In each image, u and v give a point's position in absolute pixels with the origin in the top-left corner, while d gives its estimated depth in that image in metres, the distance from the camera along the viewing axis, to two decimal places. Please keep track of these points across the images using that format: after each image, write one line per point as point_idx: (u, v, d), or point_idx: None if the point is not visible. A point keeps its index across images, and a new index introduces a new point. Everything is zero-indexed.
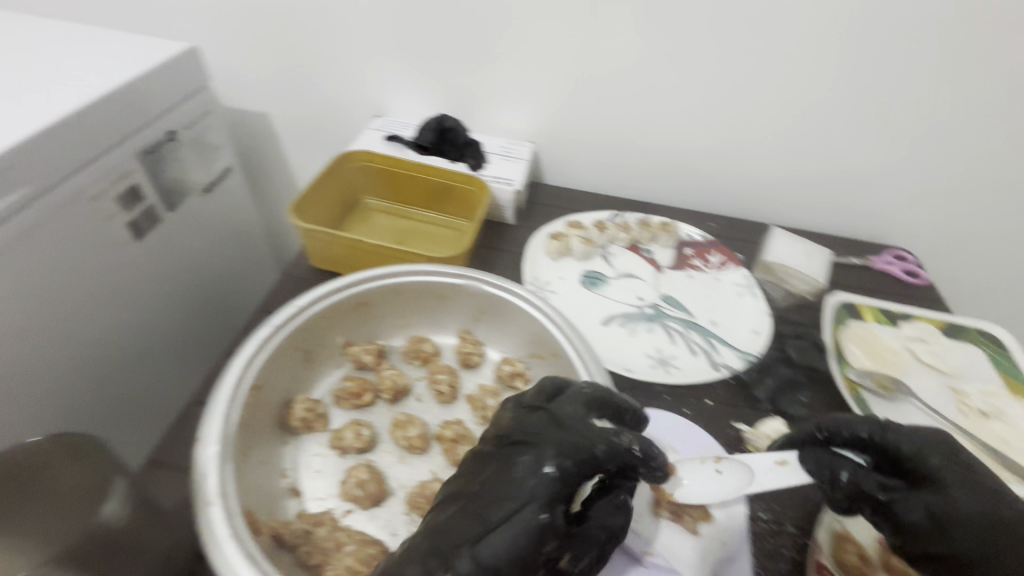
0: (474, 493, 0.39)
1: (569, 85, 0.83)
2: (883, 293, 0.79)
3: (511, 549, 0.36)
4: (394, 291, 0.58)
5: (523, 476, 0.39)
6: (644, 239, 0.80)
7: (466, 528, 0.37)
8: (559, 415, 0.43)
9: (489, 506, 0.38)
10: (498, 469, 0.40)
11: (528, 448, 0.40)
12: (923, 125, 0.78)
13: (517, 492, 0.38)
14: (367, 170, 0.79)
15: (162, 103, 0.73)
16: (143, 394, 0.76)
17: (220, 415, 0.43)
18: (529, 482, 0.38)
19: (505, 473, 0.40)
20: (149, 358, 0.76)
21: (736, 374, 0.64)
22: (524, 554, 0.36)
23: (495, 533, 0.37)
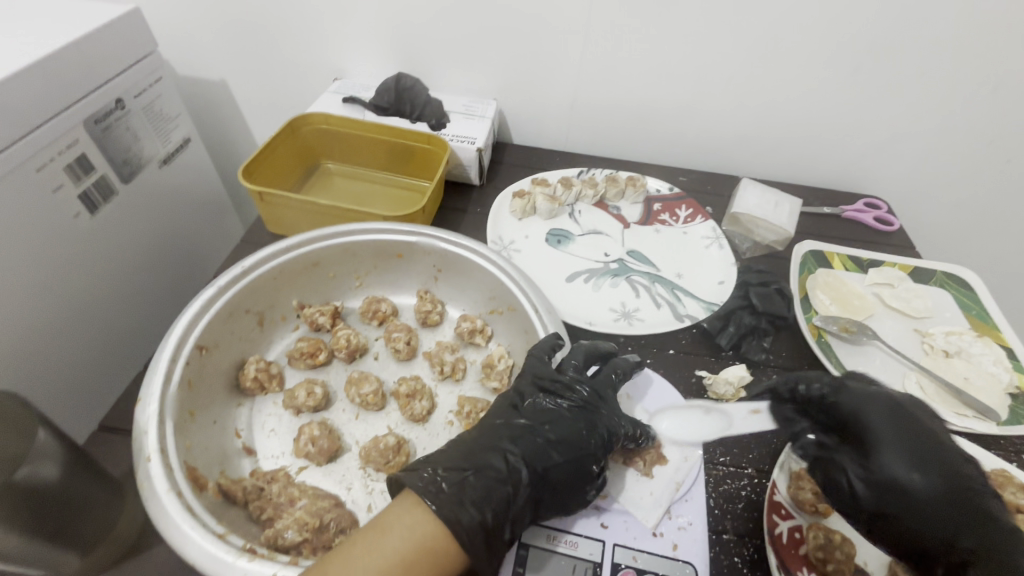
0: (543, 431, 0.44)
1: (529, 39, 0.79)
2: (853, 241, 0.78)
3: (569, 475, 0.43)
4: (346, 251, 0.57)
5: (589, 428, 0.45)
6: (611, 194, 0.79)
7: (536, 452, 0.43)
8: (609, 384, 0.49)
9: (557, 443, 0.44)
10: (567, 414, 0.46)
11: (601, 405, 0.47)
12: (895, 70, 0.75)
13: (581, 441, 0.44)
14: (324, 133, 0.77)
15: (107, 70, 0.70)
16: (106, 367, 0.76)
17: (161, 376, 0.42)
18: (592, 433, 0.45)
19: (583, 421, 0.46)
20: (109, 332, 0.76)
21: (699, 324, 0.64)
22: (574, 483, 0.43)
23: (563, 461, 0.43)
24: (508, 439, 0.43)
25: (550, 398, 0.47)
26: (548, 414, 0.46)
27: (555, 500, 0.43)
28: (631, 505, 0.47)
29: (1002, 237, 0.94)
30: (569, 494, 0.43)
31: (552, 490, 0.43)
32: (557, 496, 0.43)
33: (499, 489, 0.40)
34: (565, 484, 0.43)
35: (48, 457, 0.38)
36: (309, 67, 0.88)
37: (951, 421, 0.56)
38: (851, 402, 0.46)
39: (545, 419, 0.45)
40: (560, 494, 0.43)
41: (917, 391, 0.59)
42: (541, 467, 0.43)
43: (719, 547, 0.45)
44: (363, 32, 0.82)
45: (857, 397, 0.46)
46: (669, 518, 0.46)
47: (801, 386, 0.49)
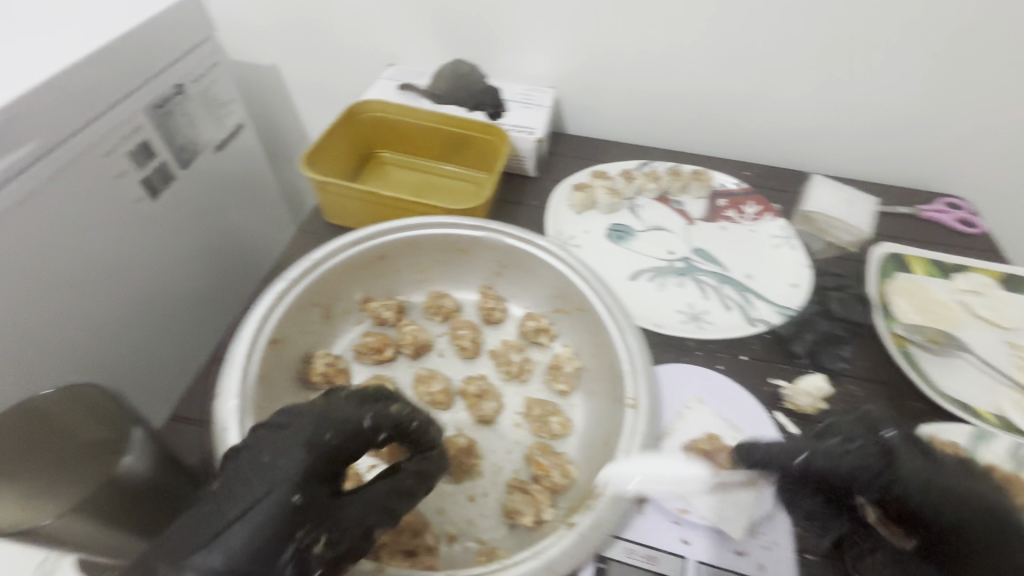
0: (241, 484, 0.33)
1: (593, 22, 0.76)
2: (933, 243, 0.73)
3: (252, 539, 0.31)
4: (412, 245, 0.56)
5: (272, 455, 0.35)
6: (674, 188, 0.76)
7: (248, 507, 0.32)
8: (339, 404, 0.39)
9: (251, 483, 0.33)
10: (258, 446, 0.35)
11: (303, 412, 0.37)
12: (990, 58, 0.69)
13: (268, 474, 0.34)
14: (381, 121, 0.75)
15: (167, 55, 0.70)
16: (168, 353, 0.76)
17: (239, 370, 0.42)
18: (279, 459, 0.34)
19: (264, 451, 0.35)
20: (170, 320, 0.76)
21: (772, 329, 0.61)
22: (260, 551, 0.31)
23: (239, 517, 0.32)
24: (252, 475, 0.34)
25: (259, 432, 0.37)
26: (255, 454, 0.35)
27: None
28: (714, 517, 0.43)
29: None
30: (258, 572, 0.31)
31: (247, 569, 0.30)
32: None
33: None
34: (296, 518, 0.33)
35: (135, 447, 0.39)
36: (360, 51, 0.86)
37: None
38: (916, 483, 0.39)
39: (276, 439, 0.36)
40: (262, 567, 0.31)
41: (1014, 410, 0.55)
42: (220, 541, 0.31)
43: (807, 568, 0.42)
44: (419, 16, 0.80)
45: (925, 475, 0.39)
46: (753, 536, 0.43)
47: (839, 478, 0.41)
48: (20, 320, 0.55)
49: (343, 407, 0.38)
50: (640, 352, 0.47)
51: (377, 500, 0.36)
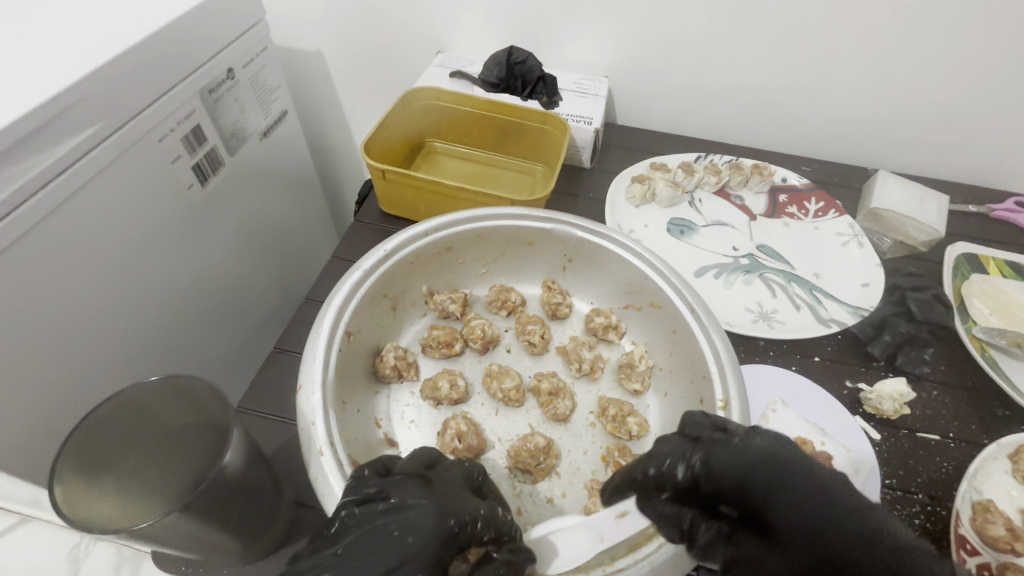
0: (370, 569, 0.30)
1: (651, 9, 0.73)
2: (1006, 243, 0.70)
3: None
4: (479, 236, 0.54)
5: (401, 533, 0.31)
6: (734, 182, 0.73)
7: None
8: (453, 483, 0.35)
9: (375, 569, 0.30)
10: (384, 525, 0.31)
11: (418, 500, 0.33)
12: None
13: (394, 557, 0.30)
14: (434, 109, 0.73)
15: (220, 39, 0.68)
16: (210, 342, 0.76)
17: (320, 363, 0.40)
18: (409, 538, 0.31)
19: (393, 531, 0.31)
20: (213, 309, 0.76)
21: (846, 330, 0.58)
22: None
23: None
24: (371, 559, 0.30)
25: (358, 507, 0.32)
26: (370, 536, 0.31)
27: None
28: None
29: None
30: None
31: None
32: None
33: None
34: None
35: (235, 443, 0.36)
36: (407, 37, 0.84)
37: None
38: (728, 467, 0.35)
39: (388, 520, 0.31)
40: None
41: None
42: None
43: None
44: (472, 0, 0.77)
45: (760, 446, 0.35)
46: None
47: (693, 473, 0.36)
48: (77, 307, 0.54)
49: (457, 490, 0.35)
50: (726, 352, 0.45)
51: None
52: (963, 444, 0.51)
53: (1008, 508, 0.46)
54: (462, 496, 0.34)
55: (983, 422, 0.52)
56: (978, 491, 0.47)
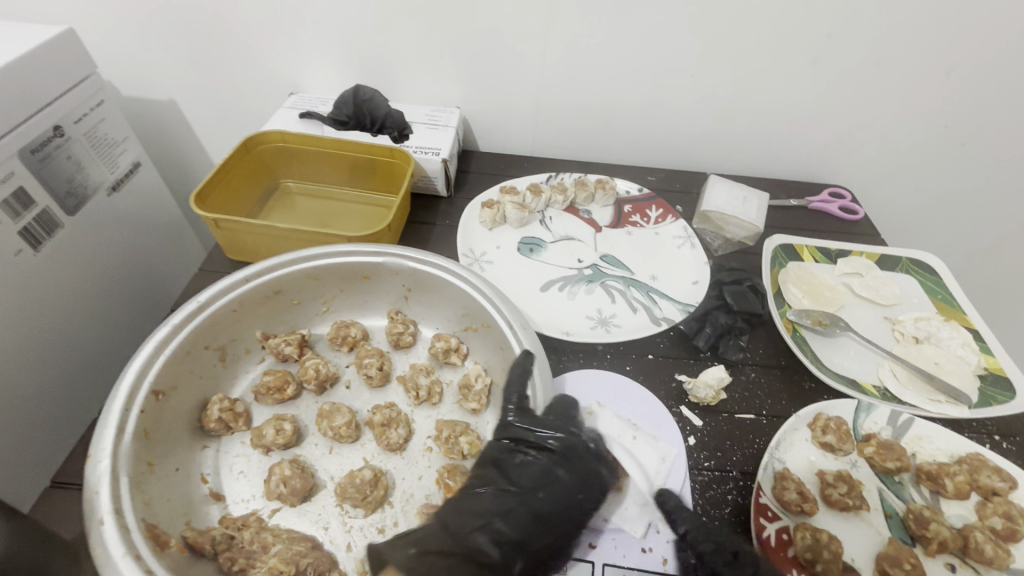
0: (532, 503, 0.43)
1: (483, 45, 0.76)
2: (820, 232, 0.79)
3: (557, 550, 0.42)
4: (309, 276, 0.55)
5: (582, 489, 0.44)
6: (581, 198, 0.78)
7: (527, 527, 0.42)
8: (598, 439, 0.48)
9: (552, 508, 0.43)
10: (558, 471, 0.45)
11: (564, 452, 0.45)
12: (856, 66, 0.73)
13: (573, 500, 0.44)
14: (282, 151, 0.73)
15: (43, 94, 0.62)
16: (76, 409, 0.70)
17: (113, 428, 0.40)
18: (584, 488, 0.44)
19: (586, 477, 0.45)
20: (80, 377, 0.71)
21: (676, 326, 0.63)
22: (568, 552, 0.42)
23: (556, 537, 0.42)
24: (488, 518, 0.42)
25: (532, 452, 0.46)
26: (538, 474, 0.44)
27: (551, 574, 0.42)
28: (619, 518, 0.45)
29: (968, 221, 0.93)
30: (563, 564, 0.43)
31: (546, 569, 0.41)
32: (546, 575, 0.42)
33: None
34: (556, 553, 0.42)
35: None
36: (258, 81, 0.84)
37: (926, 408, 0.57)
38: None
39: (537, 484, 0.44)
40: (550, 563, 0.42)
41: (892, 379, 0.59)
42: (535, 543, 0.41)
43: None
44: (313, 42, 0.78)
45: None
46: (657, 530, 0.45)
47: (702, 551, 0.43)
48: None
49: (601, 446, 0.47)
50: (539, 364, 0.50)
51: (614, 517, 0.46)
52: (774, 419, 0.55)
53: (807, 472, 0.51)
54: (605, 454, 0.47)
55: (793, 396, 0.57)
56: (780, 462, 0.51)
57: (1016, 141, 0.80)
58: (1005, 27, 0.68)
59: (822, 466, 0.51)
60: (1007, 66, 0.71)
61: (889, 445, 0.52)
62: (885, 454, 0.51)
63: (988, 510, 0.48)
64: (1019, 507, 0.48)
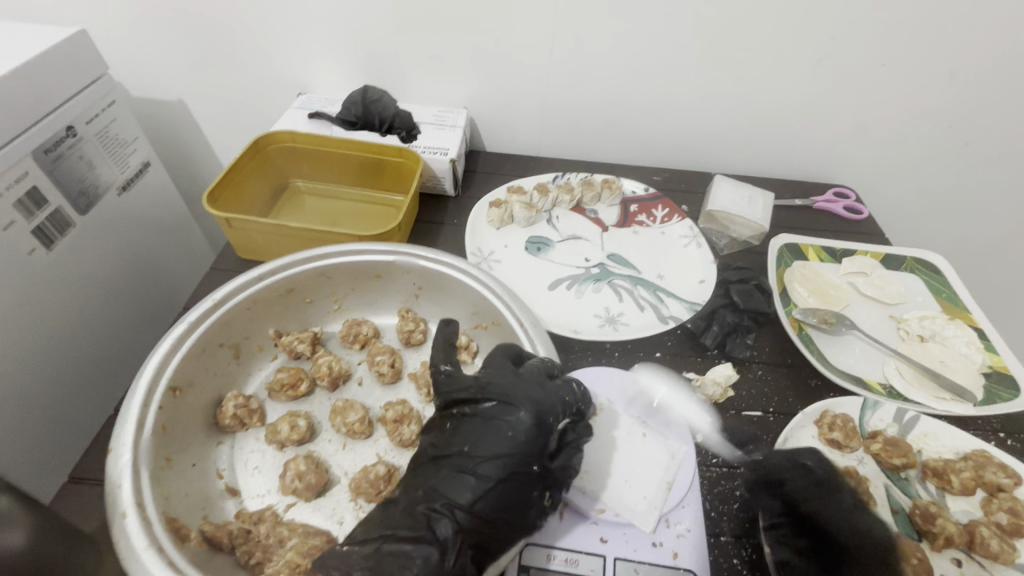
0: (459, 457, 0.41)
1: (491, 47, 0.76)
2: (825, 231, 0.80)
3: (500, 501, 0.39)
4: (322, 275, 0.56)
5: (513, 429, 0.41)
6: (588, 198, 0.79)
7: (464, 487, 0.39)
8: (532, 377, 0.45)
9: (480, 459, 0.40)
10: (487, 419, 0.42)
11: (505, 404, 0.42)
12: (861, 68, 0.74)
13: (507, 446, 0.40)
14: (291, 151, 0.74)
15: (57, 95, 0.63)
16: (89, 407, 0.71)
17: (133, 423, 0.41)
18: (518, 434, 0.41)
19: (512, 420, 0.41)
20: (93, 375, 0.71)
21: (683, 325, 0.64)
22: (513, 503, 0.40)
23: (490, 487, 0.39)
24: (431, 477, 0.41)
25: (460, 410, 0.44)
26: (465, 427, 0.42)
27: (499, 534, 0.39)
28: (630, 514, 0.46)
29: (971, 222, 0.94)
30: (516, 516, 0.40)
31: (493, 524, 0.39)
32: (496, 532, 0.39)
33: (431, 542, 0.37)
34: (501, 512, 0.39)
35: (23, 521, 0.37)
36: (267, 82, 0.85)
37: (932, 405, 0.57)
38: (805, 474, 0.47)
39: (467, 437, 0.41)
40: (497, 521, 0.39)
41: (897, 377, 0.60)
42: (471, 503, 0.39)
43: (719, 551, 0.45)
44: (322, 44, 0.79)
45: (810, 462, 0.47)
46: (667, 525, 0.46)
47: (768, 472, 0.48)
48: None
49: (538, 386, 0.44)
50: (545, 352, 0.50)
51: (564, 465, 0.43)
52: (781, 416, 0.56)
53: None
54: (545, 393, 0.43)
55: (799, 394, 0.58)
56: None
57: (1019, 142, 0.81)
58: (1008, 30, 0.68)
59: (829, 463, 0.52)
60: (1011, 67, 0.72)
61: (896, 442, 0.52)
62: (891, 450, 0.52)
63: (993, 505, 0.49)
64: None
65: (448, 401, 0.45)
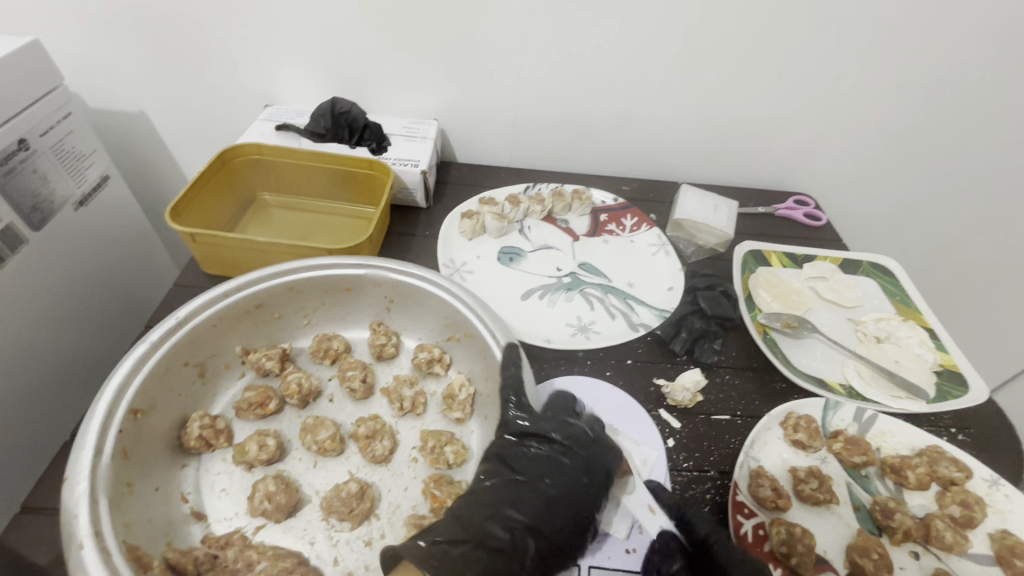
0: (539, 489, 0.44)
1: (460, 59, 0.77)
2: (787, 238, 0.82)
3: (571, 535, 0.43)
4: (290, 290, 0.55)
5: (588, 474, 0.45)
6: (558, 209, 0.80)
7: (540, 515, 0.43)
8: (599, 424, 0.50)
9: (559, 494, 0.44)
10: (561, 458, 0.46)
11: (580, 449, 0.46)
12: (816, 81, 0.77)
13: (584, 486, 0.45)
14: (258, 163, 0.73)
15: (7, 107, 0.60)
16: (40, 431, 0.67)
17: (90, 449, 0.39)
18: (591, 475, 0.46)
19: (592, 464, 0.46)
20: (46, 397, 0.68)
21: (653, 332, 0.65)
22: (577, 538, 0.43)
23: (568, 519, 0.43)
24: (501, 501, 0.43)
25: (534, 443, 0.47)
26: (543, 462, 0.46)
27: (565, 560, 0.42)
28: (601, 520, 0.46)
29: (922, 226, 0.98)
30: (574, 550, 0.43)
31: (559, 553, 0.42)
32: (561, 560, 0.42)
33: (511, 562, 0.40)
34: (572, 541, 0.43)
35: None
36: (233, 93, 0.83)
37: (889, 404, 0.60)
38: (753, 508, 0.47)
39: (544, 471, 0.45)
40: (567, 548, 0.43)
41: (856, 377, 0.62)
42: (546, 531, 0.42)
43: None
44: (289, 55, 0.78)
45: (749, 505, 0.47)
46: (639, 531, 0.47)
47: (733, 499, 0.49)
48: None
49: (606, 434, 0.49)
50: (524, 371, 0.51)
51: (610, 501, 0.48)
52: (748, 419, 0.57)
53: (780, 469, 0.53)
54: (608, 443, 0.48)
55: (765, 397, 0.60)
56: (755, 460, 0.53)
57: (961, 151, 0.86)
58: (947, 47, 0.73)
59: (794, 463, 0.53)
60: (952, 81, 0.77)
61: (856, 441, 0.54)
62: (852, 449, 0.54)
63: (947, 499, 0.51)
64: (974, 494, 0.51)
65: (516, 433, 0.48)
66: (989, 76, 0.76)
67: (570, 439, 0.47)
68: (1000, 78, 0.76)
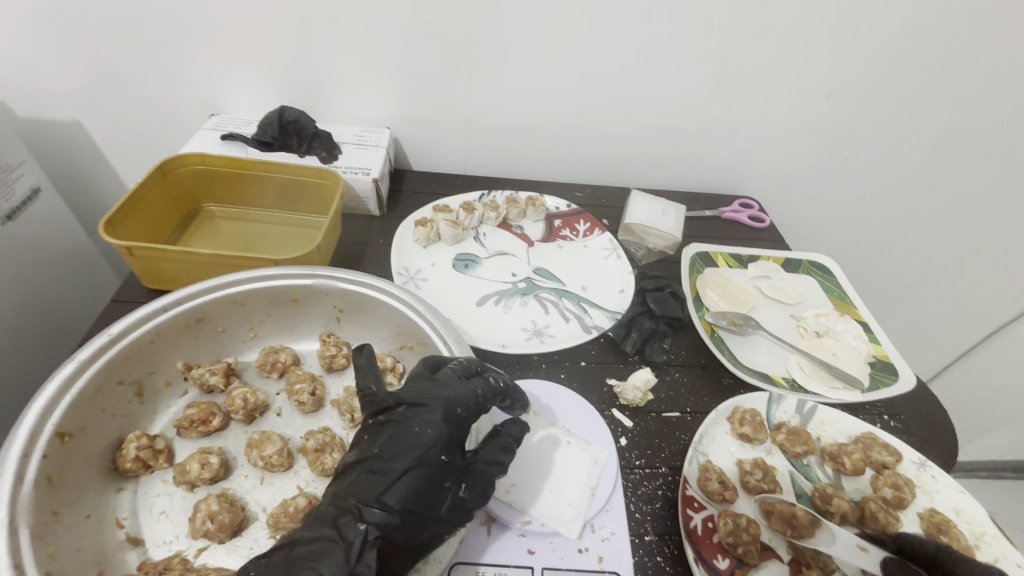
0: (371, 459, 0.40)
1: (410, 68, 0.77)
2: (733, 239, 0.86)
3: (412, 494, 0.39)
4: (233, 302, 0.53)
5: (417, 427, 0.42)
6: (513, 215, 0.81)
7: (368, 484, 0.39)
8: (450, 377, 0.46)
9: (379, 453, 0.41)
10: (395, 420, 0.42)
11: (417, 403, 0.43)
12: (753, 90, 0.81)
13: (418, 442, 0.41)
14: (202, 173, 0.71)
15: None
16: None
17: (11, 477, 0.37)
18: (428, 431, 0.42)
19: (419, 416, 0.42)
20: None
21: (606, 333, 0.66)
22: (424, 496, 0.40)
23: (398, 480, 0.39)
24: (343, 485, 0.40)
25: (377, 416, 0.44)
26: (380, 430, 0.42)
27: (406, 528, 0.39)
28: (555, 522, 0.47)
29: (857, 226, 1.04)
30: (424, 511, 0.40)
31: (403, 517, 0.39)
32: (407, 525, 0.39)
33: (337, 542, 0.37)
34: (412, 506, 0.39)
35: None
36: (176, 104, 0.81)
37: (828, 395, 0.63)
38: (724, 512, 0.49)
39: (375, 441, 0.42)
40: (411, 515, 0.39)
41: (798, 370, 0.65)
42: (378, 501, 0.39)
43: (643, 550, 0.47)
44: (234, 64, 0.77)
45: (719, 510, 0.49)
46: (592, 530, 0.47)
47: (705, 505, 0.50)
48: None
49: (456, 381, 0.46)
50: (441, 324, 0.54)
51: (489, 457, 0.45)
52: (697, 415, 0.59)
53: (728, 463, 0.55)
54: (458, 391, 0.44)
55: (713, 393, 0.62)
56: (704, 455, 0.54)
57: (888, 155, 0.91)
58: (869, 59, 0.78)
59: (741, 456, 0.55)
60: (877, 90, 0.82)
61: (797, 431, 0.57)
62: (794, 439, 0.56)
63: (880, 482, 0.54)
64: (904, 477, 0.54)
65: (375, 410, 0.44)
66: (909, 85, 0.81)
67: (406, 399, 0.43)
68: (920, 87, 0.81)
